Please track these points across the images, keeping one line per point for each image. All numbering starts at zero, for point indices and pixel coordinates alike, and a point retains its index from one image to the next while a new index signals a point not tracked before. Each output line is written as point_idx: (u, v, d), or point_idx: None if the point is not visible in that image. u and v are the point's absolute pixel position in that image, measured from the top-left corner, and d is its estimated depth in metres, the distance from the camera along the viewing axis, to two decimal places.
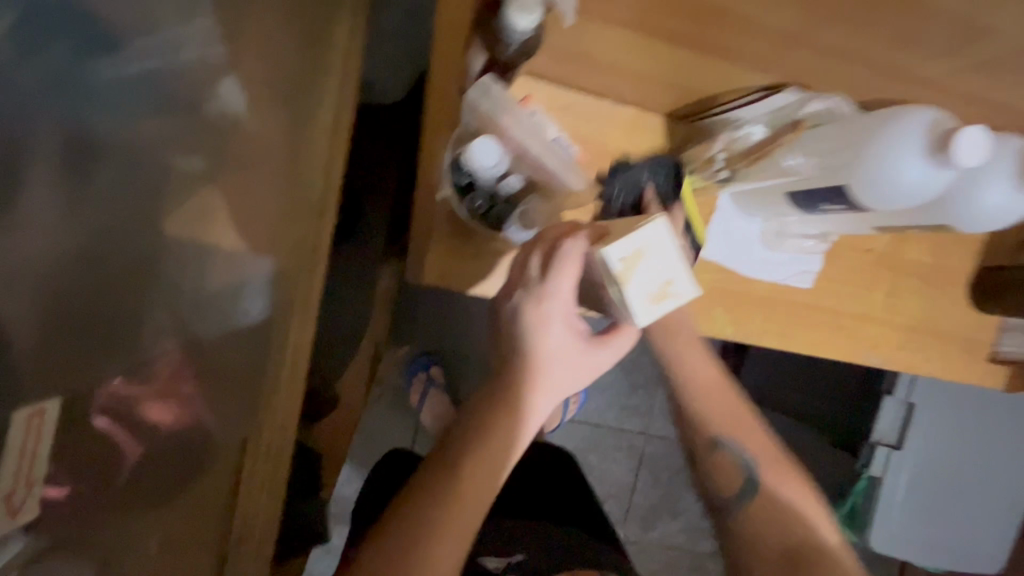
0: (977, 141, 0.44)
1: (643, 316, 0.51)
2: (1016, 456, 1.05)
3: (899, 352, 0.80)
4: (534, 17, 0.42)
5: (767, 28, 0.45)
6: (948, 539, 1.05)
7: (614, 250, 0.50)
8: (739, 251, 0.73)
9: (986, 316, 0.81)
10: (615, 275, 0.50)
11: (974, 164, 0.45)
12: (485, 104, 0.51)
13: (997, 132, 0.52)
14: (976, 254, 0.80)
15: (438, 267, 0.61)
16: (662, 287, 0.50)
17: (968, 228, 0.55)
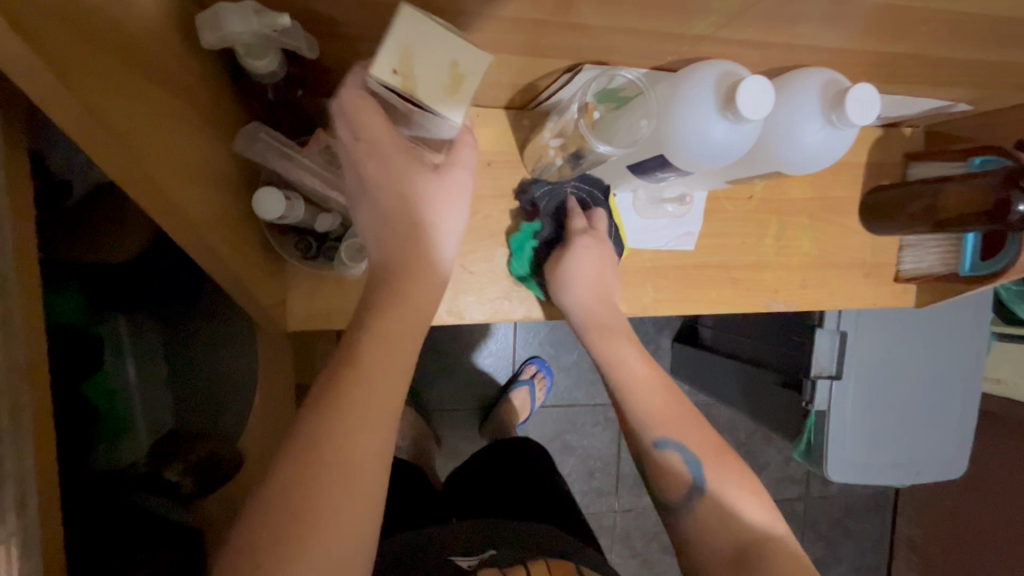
0: (756, 87, 0.43)
1: (456, 114, 0.44)
2: (950, 359, 1.06)
3: (802, 291, 0.80)
4: (270, 59, 0.42)
5: (530, 17, 0.44)
6: (904, 456, 1.07)
7: (380, 69, 0.41)
8: (613, 225, 0.72)
9: (883, 238, 0.80)
10: (401, 90, 0.41)
11: (762, 114, 0.44)
12: (261, 150, 0.49)
13: (803, 68, 0.51)
14: (860, 177, 0.79)
15: (305, 310, 0.61)
16: (453, 74, 0.42)
17: (806, 169, 0.53)
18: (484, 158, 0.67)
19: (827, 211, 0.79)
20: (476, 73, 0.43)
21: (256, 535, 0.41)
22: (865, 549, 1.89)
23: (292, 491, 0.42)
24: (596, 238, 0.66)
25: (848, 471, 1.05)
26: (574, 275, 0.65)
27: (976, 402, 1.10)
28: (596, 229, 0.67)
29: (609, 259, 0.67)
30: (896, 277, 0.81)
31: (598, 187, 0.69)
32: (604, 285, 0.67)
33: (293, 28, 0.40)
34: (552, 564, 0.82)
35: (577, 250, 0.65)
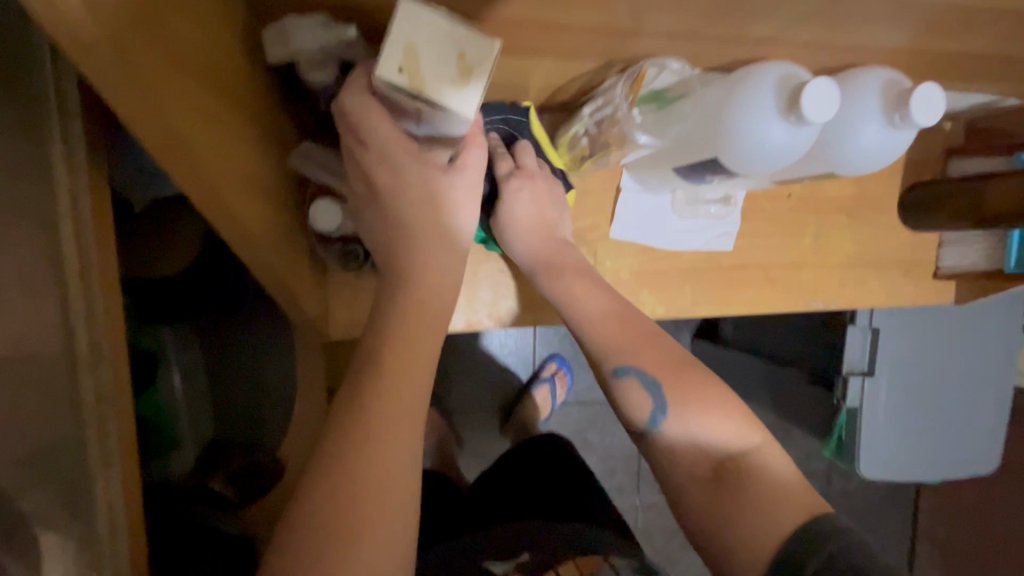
0: (819, 90, 0.42)
1: (468, 108, 0.40)
2: (982, 355, 1.05)
3: (839, 290, 0.79)
4: (331, 73, 0.43)
5: (589, 21, 0.43)
6: (935, 453, 1.06)
7: (384, 68, 0.38)
8: (652, 227, 0.71)
9: (922, 235, 0.79)
10: (409, 90, 0.38)
11: (827, 116, 0.43)
12: (312, 166, 0.49)
13: (859, 67, 0.50)
14: (899, 174, 0.78)
15: (344, 319, 0.61)
16: (459, 64, 0.39)
17: (859, 171, 0.52)
18: None
19: (865, 209, 0.78)
20: (485, 64, 0.40)
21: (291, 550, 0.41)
22: (886, 543, 1.89)
23: (327, 506, 0.42)
24: (527, 176, 0.61)
25: (881, 468, 1.04)
26: (517, 221, 0.61)
27: (1010, 397, 1.08)
28: (523, 169, 0.61)
29: (545, 191, 0.61)
30: (935, 275, 0.80)
31: (513, 109, 0.60)
32: (548, 219, 0.63)
33: (355, 42, 0.41)
34: (579, 561, 0.84)
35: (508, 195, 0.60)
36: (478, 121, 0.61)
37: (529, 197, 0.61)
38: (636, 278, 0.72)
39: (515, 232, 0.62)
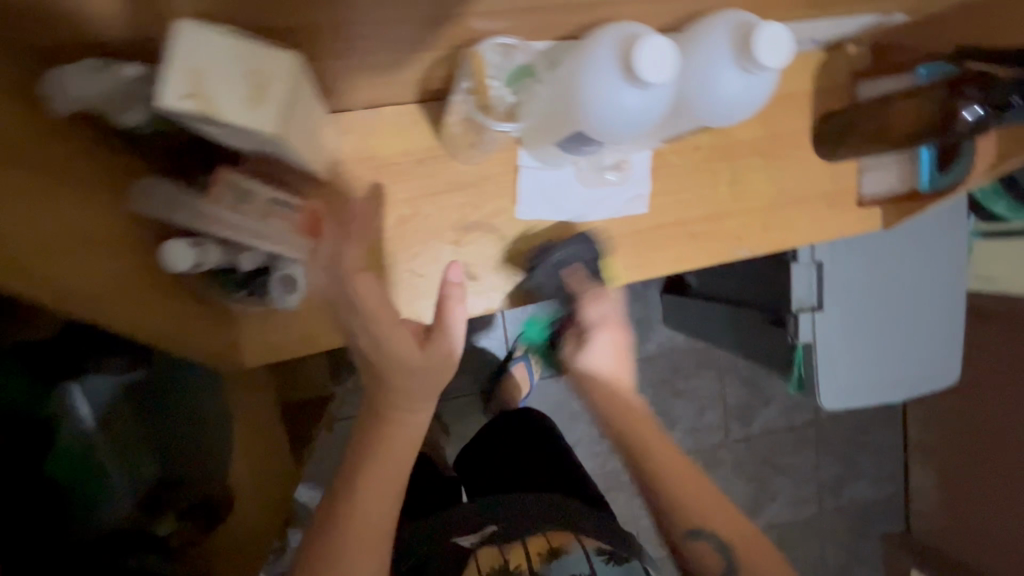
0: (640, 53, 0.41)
1: (266, 123, 0.41)
2: (929, 272, 1.05)
3: (764, 234, 0.78)
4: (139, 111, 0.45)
5: None
6: (891, 374, 1.07)
7: (167, 91, 0.37)
8: (560, 202, 0.70)
9: (841, 165, 0.78)
10: (199, 112, 0.38)
11: (666, 77, 0.42)
12: (156, 202, 0.48)
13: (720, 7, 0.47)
14: (808, 105, 0.76)
15: (259, 346, 0.60)
16: (251, 84, 0.40)
17: (736, 118, 0.51)
18: (414, 156, 0.65)
19: (778, 148, 0.76)
20: (281, 81, 0.42)
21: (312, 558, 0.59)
22: (877, 458, 1.96)
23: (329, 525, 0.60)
24: (609, 325, 0.80)
25: (843, 396, 1.05)
26: (600, 354, 0.81)
27: (963, 306, 1.09)
28: (603, 321, 0.79)
29: (623, 342, 0.82)
30: (860, 203, 0.79)
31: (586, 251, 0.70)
32: (622, 350, 0.82)
33: (142, 75, 0.42)
34: (546, 536, 0.85)
35: (594, 343, 0.81)
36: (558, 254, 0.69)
37: (598, 348, 0.81)
38: None
39: (600, 350, 0.81)
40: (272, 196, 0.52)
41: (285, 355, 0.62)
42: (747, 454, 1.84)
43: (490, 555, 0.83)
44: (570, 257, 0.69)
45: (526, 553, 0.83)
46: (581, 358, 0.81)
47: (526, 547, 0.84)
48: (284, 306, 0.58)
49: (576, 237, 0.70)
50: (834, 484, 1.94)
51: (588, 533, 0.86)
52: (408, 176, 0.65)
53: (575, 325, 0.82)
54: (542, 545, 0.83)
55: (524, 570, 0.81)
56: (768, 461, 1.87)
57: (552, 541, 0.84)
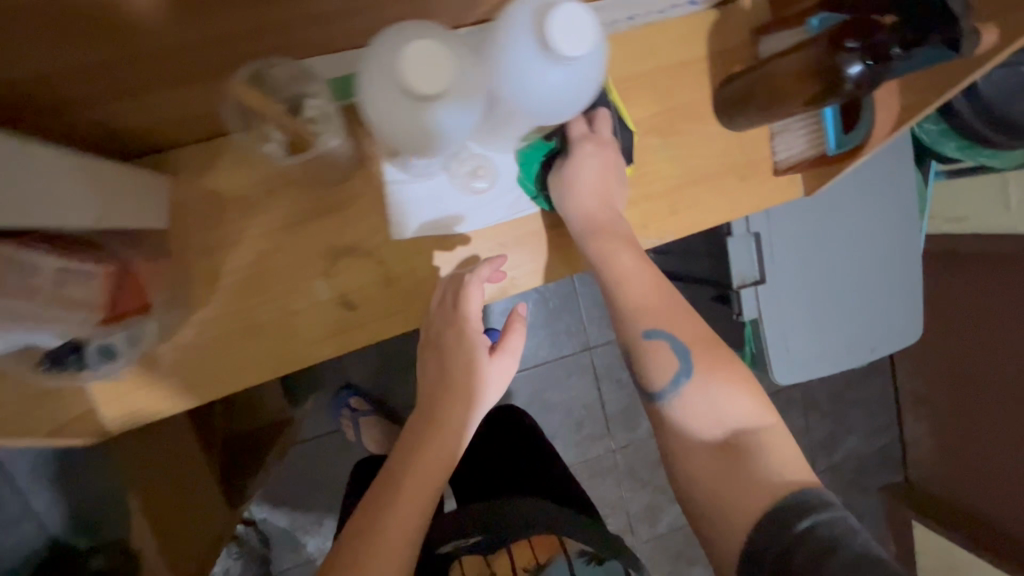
0: (427, 52, 0.37)
1: None
2: (879, 226, 0.98)
3: (673, 219, 0.72)
4: None
5: None
6: (851, 339, 1.01)
7: None
8: (436, 213, 0.64)
9: (748, 133, 0.71)
10: None
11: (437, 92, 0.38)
12: None
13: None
14: (705, 73, 0.69)
15: (120, 407, 0.59)
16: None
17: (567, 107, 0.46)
18: (262, 186, 0.60)
19: (677, 123, 0.70)
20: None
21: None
22: (869, 413, 1.92)
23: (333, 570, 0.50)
24: (598, 143, 0.64)
25: (799, 369, 1.00)
26: (579, 186, 0.63)
27: (919, 259, 1.02)
28: (597, 135, 0.64)
29: (613, 163, 0.64)
30: (775, 172, 0.73)
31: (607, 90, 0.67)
32: (608, 186, 0.64)
33: None
34: (534, 545, 0.76)
35: (576, 157, 0.63)
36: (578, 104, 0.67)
37: (591, 160, 0.63)
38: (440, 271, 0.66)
39: (568, 185, 0.63)
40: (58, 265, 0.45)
41: (152, 415, 0.60)
42: None
43: (476, 568, 0.74)
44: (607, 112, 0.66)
45: (512, 562, 0.74)
46: (564, 177, 0.63)
47: (513, 555, 0.75)
48: (99, 377, 0.57)
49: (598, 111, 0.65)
50: (827, 443, 1.90)
51: (581, 538, 0.78)
52: (262, 209, 0.60)
53: (548, 169, 0.65)
54: (530, 556, 0.74)
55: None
56: None
57: (542, 552, 0.75)
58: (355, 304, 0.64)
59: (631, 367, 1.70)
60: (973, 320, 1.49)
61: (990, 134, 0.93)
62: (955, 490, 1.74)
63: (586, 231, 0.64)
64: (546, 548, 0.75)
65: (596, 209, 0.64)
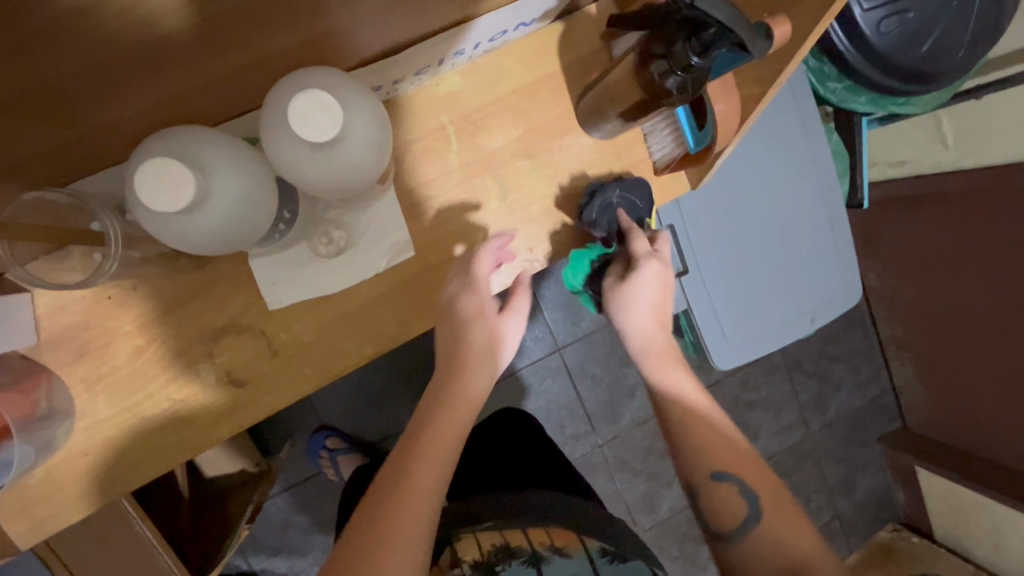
0: (153, 162, 0.36)
1: None
2: (797, 192, 0.97)
3: (561, 236, 0.71)
4: None
5: None
6: (790, 311, 1.00)
7: None
8: (308, 278, 0.63)
9: (620, 138, 0.70)
10: None
11: (170, 196, 0.36)
12: None
13: (296, 78, 0.40)
14: (562, 87, 0.68)
15: (23, 521, 0.60)
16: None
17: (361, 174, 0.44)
18: (124, 284, 0.60)
19: (545, 141, 0.69)
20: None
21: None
22: (854, 365, 1.90)
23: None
24: (662, 261, 0.68)
25: (738, 352, 0.99)
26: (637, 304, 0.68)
27: (845, 219, 1.00)
28: (659, 254, 0.69)
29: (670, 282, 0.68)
30: (656, 171, 0.71)
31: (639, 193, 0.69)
32: (666, 304, 0.70)
33: None
34: (552, 530, 0.77)
35: (642, 274, 0.67)
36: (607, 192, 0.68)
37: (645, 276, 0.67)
38: (326, 332, 0.65)
39: (629, 315, 0.69)
40: None
41: (55, 524, 0.61)
42: (717, 399, 1.80)
43: (488, 534, 0.76)
44: (626, 200, 0.68)
45: (528, 538, 0.75)
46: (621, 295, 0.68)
47: (527, 534, 0.76)
48: None
49: (631, 180, 0.69)
50: (818, 402, 1.89)
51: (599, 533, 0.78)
52: (131, 302, 0.60)
53: (600, 269, 0.71)
54: (545, 536, 0.76)
55: (523, 556, 0.73)
56: (741, 399, 1.82)
57: (558, 536, 0.76)
58: (243, 380, 0.63)
59: (605, 361, 1.69)
60: (934, 259, 1.46)
61: (890, 84, 0.92)
62: (948, 424, 1.72)
63: (644, 356, 0.70)
64: (563, 535, 0.76)
65: (653, 334, 0.70)
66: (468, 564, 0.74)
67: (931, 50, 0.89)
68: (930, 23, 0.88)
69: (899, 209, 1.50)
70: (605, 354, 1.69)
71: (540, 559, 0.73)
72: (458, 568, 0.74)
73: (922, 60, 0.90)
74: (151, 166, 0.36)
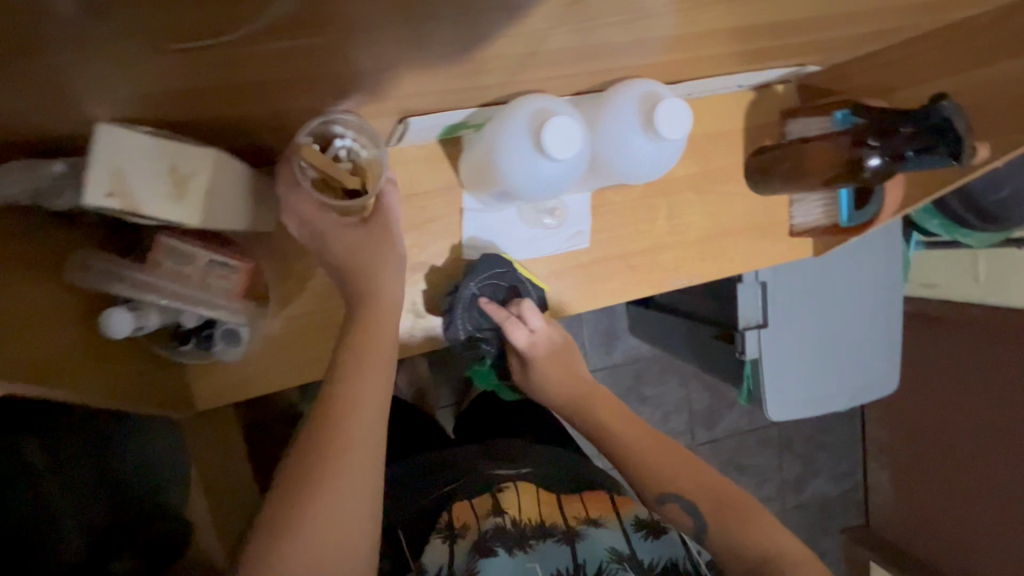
0: (554, 128, 0.44)
1: (188, 218, 0.38)
2: (869, 283, 1.10)
3: (702, 264, 0.82)
4: (106, 193, 0.35)
5: (293, 62, 0.41)
6: (838, 383, 1.13)
7: (91, 188, 0.35)
8: (502, 238, 0.73)
9: (773, 198, 0.82)
10: (128, 208, 0.36)
11: (558, 153, 0.45)
12: (93, 275, 0.46)
13: (653, 88, 0.48)
14: (740, 144, 0.80)
15: (206, 384, 0.62)
16: (172, 180, 0.37)
17: (638, 177, 0.54)
18: None
19: (713, 182, 0.80)
20: (202, 172, 0.38)
21: (297, 501, 0.48)
22: (836, 455, 2.02)
23: (312, 464, 0.49)
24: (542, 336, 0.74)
25: (788, 409, 1.11)
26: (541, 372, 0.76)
27: (900, 318, 1.15)
28: (530, 326, 0.73)
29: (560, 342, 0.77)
30: (791, 232, 0.83)
31: (496, 275, 0.71)
32: (560, 358, 0.77)
33: (69, 167, 0.40)
34: (585, 504, 0.78)
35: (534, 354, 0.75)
36: (463, 292, 0.70)
37: (547, 357, 0.76)
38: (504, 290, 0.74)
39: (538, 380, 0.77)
40: (213, 260, 0.50)
41: (235, 395, 0.64)
42: (712, 457, 1.89)
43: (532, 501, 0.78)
44: (485, 291, 0.71)
45: (563, 514, 0.76)
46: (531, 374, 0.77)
47: (563, 509, 0.77)
48: (225, 356, 0.56)
49: (481, 264, 0.70)
50: (797, 482, 1.99)
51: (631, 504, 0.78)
52: None
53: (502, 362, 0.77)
54: (580, 510, 0.76)
55: (559, 531, 0.73)
56: (732, 463, 1.91)
57: (592, 511, 0.76)
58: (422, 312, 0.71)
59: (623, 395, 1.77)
60: (939, 376, 1.62)
61: (963, 214, 1.08)
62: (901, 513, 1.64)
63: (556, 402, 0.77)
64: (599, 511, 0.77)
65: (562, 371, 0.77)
66: (508, 517, 0.75)
67: (1004, 197, 1.06)
68: (1009, 175, 1.04)
69: (920, 325, 1.66)
70: (625, 388, 1.77)
71: (576, 535, 0.72)
72: (498, 516, 0.75)
73: (995, 205, 1.06)
74: (557, 121, 0.44)
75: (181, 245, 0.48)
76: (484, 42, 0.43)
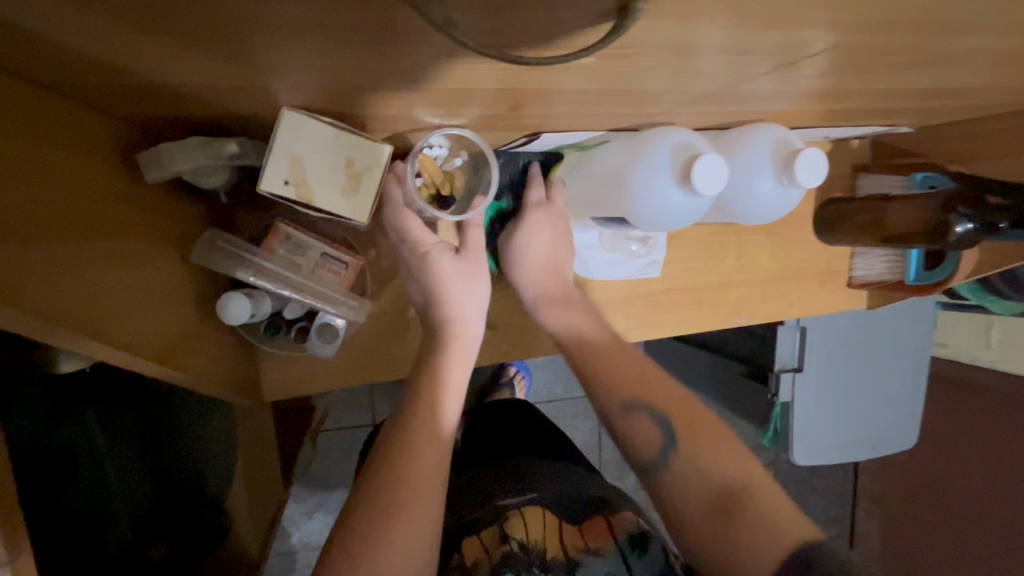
0: (704, 165, 0.46)
1: (356, 209, 0.49)
2: (900, 336, 1.13)
3: (764, 305, 0.83)
4: (288, 185, 0.46)
5: (468, 83, 0.41)
6: (861, 433, 1.14)
7: (274, 178, 0.46)
8: (581, 259, 0.73)
9: (837, 249, 0.84)
10: (301, 198, 0.47)
11: (709, 190, 0.47)
12: (219, 258, 0.50)
13: (781, 137, 0.50)
14: (812, 194, 0.82)
15: (281, 379, 0.60)
16: (348, 174, 0.48)
17: (749, 219, 0.55)
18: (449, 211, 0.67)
19: (783, 228, 0.81)
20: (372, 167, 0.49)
21: (396, 520, 0.46)
22: None
23: (402, 501, 0.47)
24: (551, 214, 0.64)
25: (812, 455, 1.12)
26: (533, 257, 0.64)
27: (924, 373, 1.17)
28: (548, 205, 0.65)
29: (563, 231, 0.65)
30: (848, 283, 0.85)
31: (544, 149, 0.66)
32: (561, 258, 0.65)
33: (238, 152, 0.49)
34: (584, 526, 0.69)
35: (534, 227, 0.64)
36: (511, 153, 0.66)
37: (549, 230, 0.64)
38: None
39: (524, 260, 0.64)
40: (324, 253, 0.55)
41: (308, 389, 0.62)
42: None
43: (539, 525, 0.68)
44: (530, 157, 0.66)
45: (562, 542, 0.67)
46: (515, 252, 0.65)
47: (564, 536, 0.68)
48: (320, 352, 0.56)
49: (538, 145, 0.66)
50: None
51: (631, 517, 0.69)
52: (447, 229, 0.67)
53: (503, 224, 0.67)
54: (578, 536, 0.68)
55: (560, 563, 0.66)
56: None
57: (592, 536, 0.68)
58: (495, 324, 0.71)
59: None
60: None
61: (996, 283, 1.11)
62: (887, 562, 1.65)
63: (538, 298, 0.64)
64: (598, 535, 0.68)
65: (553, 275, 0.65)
66: (516, 542, 0.67)
67: None
68: None
69: None
70: None
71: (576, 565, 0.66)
72: (505, 544, 0.67)
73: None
74: (711, 159, 0.46)
75: (300, 237, 0.54)
76: (647, 87, 0.43)
